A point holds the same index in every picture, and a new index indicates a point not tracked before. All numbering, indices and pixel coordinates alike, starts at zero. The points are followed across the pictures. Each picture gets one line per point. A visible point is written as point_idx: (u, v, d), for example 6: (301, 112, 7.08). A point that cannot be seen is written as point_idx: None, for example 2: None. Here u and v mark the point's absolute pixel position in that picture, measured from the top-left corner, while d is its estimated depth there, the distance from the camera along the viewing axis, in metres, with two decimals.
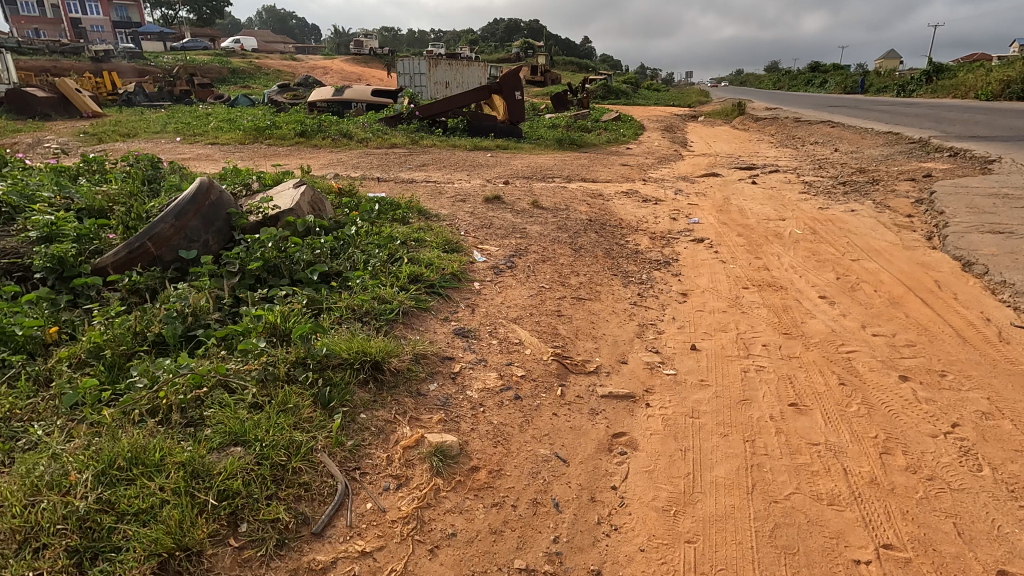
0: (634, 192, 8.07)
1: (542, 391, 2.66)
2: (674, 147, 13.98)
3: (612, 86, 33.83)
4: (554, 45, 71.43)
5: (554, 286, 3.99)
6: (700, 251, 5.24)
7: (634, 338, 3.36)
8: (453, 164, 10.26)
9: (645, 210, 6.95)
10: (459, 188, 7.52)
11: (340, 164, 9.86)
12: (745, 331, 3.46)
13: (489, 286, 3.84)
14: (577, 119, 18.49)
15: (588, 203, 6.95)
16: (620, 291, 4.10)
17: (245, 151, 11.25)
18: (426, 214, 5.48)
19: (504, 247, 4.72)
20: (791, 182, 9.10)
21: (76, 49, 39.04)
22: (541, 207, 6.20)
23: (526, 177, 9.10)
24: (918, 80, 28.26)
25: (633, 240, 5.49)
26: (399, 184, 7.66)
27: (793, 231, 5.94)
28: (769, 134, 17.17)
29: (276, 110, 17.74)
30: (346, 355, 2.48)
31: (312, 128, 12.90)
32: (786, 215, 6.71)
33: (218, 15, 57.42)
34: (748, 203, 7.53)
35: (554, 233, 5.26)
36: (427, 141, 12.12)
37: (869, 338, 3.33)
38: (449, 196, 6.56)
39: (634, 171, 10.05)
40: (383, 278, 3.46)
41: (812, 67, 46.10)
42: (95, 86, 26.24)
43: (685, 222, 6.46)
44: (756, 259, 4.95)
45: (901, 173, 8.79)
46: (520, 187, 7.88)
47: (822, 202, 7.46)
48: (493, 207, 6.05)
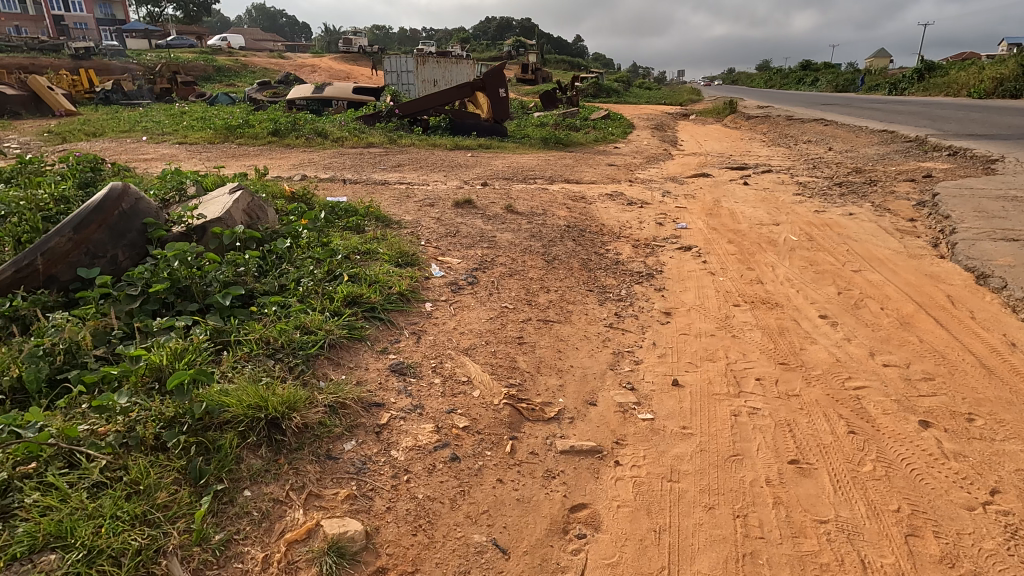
0: (619, 194, 7.59)
1: (487, 448, 2.17)
2: (663, 146, 13.53)
3: (602, 83, 33.39)
4: (546, 42, 70.96)
5: (519, 306, 3.50)
6: (687, 261, 4.77)
7: (606, 372, 2.87)
8: (431, 164, 9.77)
9: (630, 214, 6.48)
10: (431, 191, 7.02)
11: (311, 166, 9.32)
12: (736, 362, 2.98)
13: (443, 307, 3.34)
14: (564, 117, 17.99)
15: (568, 207, 6.47)
16: (595, 310, 3.62)
17: (213, 152, 10.68)
18: (386, 221, 4.98)
19: (468, 258, 4.23)
20: (784, 182, 8.68)
21: (56, 47, 38.11)
22: (515, 212, 5.71)
23: (506, 179, 8.60)
24: (910, 78, 28.02)
25: (613, 249, 5.01)
26: (367, 188, 7.14)
27: (788, 238, 5.48)
28: (761, 132, 16.79)
29: (253, 108, 17.13)
30: (236, 410, 1.97)
31: (286, 127, 12.34)
32: (780, 219, 6.26)
33: (204, 13, 56.46)
34: (740, 206, 7.08)
35: (527, 241, 4.78)
36: (406, 140, 11.62)
37: (879, 370, 2.86)
38: (416, 200, 6.06)
39: (620, 172, 9.57)
40: (314, 302, 2.96)
41: (803, 66, 45.91)
42: (71, 84, 25.44)
43: (672, 227, 5.99)
44: (748, 270, 4.49)
45: (899, 174, 8.38)
46: (497, 190, 7.38)
47: (817, 205, 7.03)
48: (462, 212, 5.56)
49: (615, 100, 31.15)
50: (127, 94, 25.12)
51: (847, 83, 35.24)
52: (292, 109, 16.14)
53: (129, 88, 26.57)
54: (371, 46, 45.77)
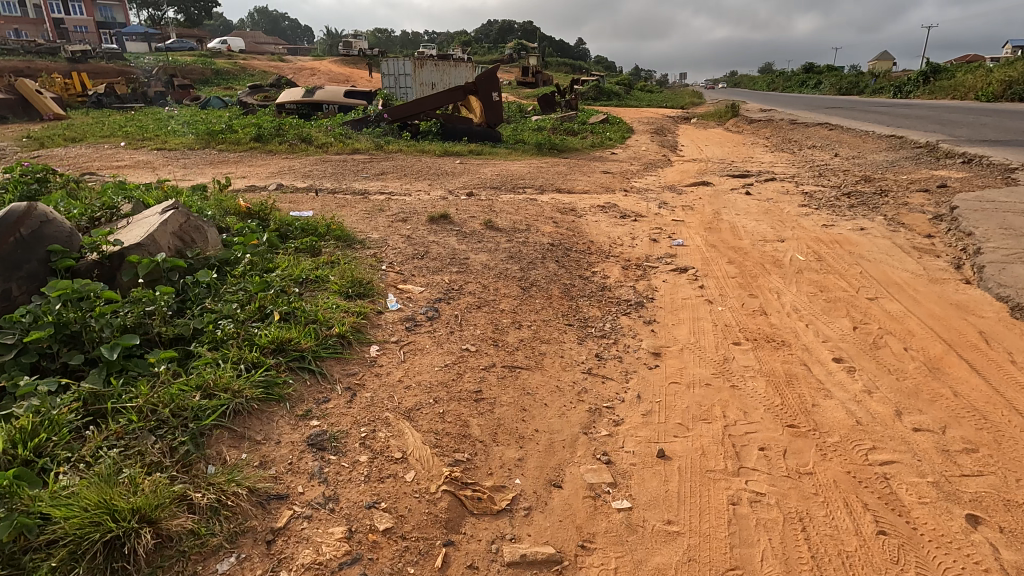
0: (612, 206, 7.10)
1: (412, 563, 1.68)
2: (662, 152, 13.06)
3: (603, 86, 32.91)
4: (547, 46, 70.58)
5: (483, 348, 3.00)
6: (681, 287, 4.27)
7: (578, 438, 2.38)
8: (416, 172, 9.31)
9: (621, 229, 5.99)
10: (409, 203, 6.51)
11: (290, 175, 8.86)
12: (735, 424, 2.48)
13: (392, 351, 2.85)
14: (561, 121, 17.51)
15: (555, 221, 5.98)
16: (572, 352, 3.13)
17: (191, 159, 10.23)
18: (349, 240, 4.50)
19: (432, 286, 3.74)
20: (788, 192, 8.19)
21: (52, 50, 37.80)
22: (495, 228, 5.22)
23: (493, 189, 8.11)
24: (916, 80, 27.47)
25: (600, 272, 4.52)
26: (340, 199, 6.66)
27: (794, 258, 4.99)
28: (764, 137, 16.32)
29: (242, 112, 16.69)
30: (66, 525, 1.49)
31: (270, 133, 11.89)
32: (785, 235, 5.77)
33: (203, 15, 56.20)
34: (741, 219, 6.57)
35: (503, 264, 4.30)
36: (393, 146, 11.17)
37: (909, 436, 2.36)
38: (389, 215, 5.58)
39: (616, 180, 9.07)
40: (229, 351, 2.47)
41: (806, 68, 45.39)
42: (63, 87, 25.00)
43: (667, 244, 5.50)
44: (750, 298, 4.00)
45: (910, 183, 7.87)
46: (481, 201, 6.89)
47: (824, 218, 6.53)
48: (436, 228, 5.08)
49: (615, 103, 30.66)
50: (119, 97, 24.77)
51: (851, 86, 34.71)
52: (282, 112, 15.68)
53: (123, 91, 26.18)
54: (370, 48, 45.37)
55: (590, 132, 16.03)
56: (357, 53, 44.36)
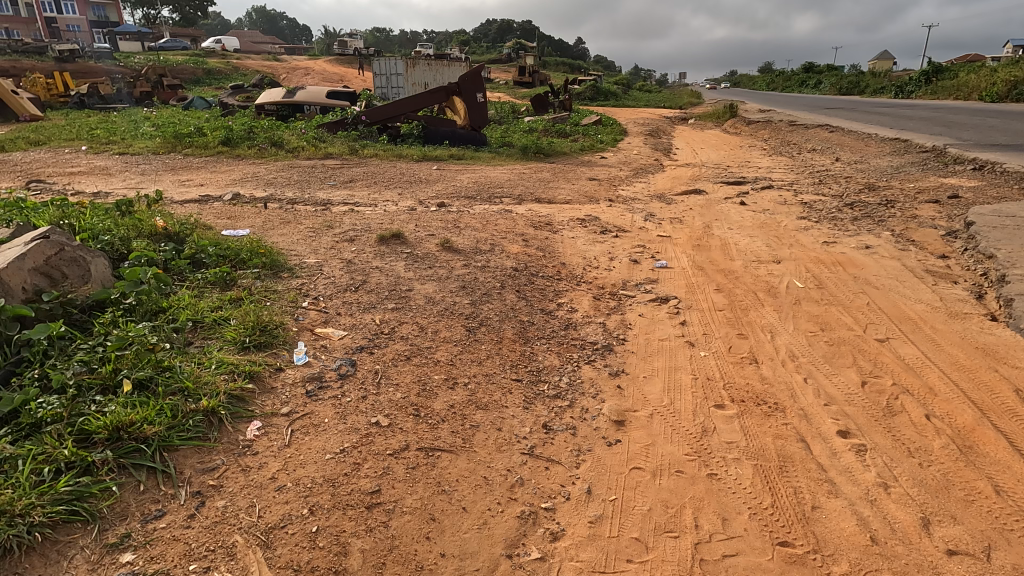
0: (593, 218, 6.49)
1: None
2: (654, 156, 12.47)
3: (600, 86, 32.24)
4: (545, 45, 69.88)
5: (398, 419, 2.39)
6: (660, 323, 3.66)
7: (497, 566, 1.78)
8: (388, 178, 8.72)
9: (600, 247, 5.37)
10: (368, 218, 5.90)
11: (251, 183, 8.29)
12: (710, 541, 1.88)
13: (277, 428, 2.24)
14: (552, 123, 16.88)
15: (525, 238, 5.36)
16: (513, 420, 2.51)
17: (152, 167, 9.61)
18: (276, 268, 3.89)
19: (358, 328, 3.14)
20: (786, 202, 7.60)
21: (40, 48, 37.10)
22: (453, 250, 4.61)
23: (467, 200, 7.49)
24: (917, 80, 26.84)
25: (567, 304, 3.89)
26: (292, 213, 6.04)
27: (791, 284, 4.38)
28: (762, 139, 15.75)
29: (220, 113, 16.03)
30: None
31: (241, 137, 11.27)
32: (781, 255, 5.16)
33: (196, 14, 55.45)
34: (734, 235, 5.96)
35: (452, 296, 3.69)
36: (369, 150, 10.57)
37: (941, 567, 1.77)
38: (336, 233, 4.96)
39: (602, 188, 8.45)
40: (38, 444, 1.87)
41: (805, 68, 44.79)
42: (45, 86, 24.24)
43: (649, 266, 4.89)
44: (738, 340, 3.39)
45: (917, 194, 7.28)
46: (449, 215, 6.27)
47: (825, 234, 5.93)
48: (384, 250, 4.48)
49: (612, 104, 30.02)
50: (101, 97, 24.09)
51: (852, 87, 34.11)
52: (261, 114, 15.04)
53: (107, 91, 25.47)
54: (363, 48, 44.71)
55: (581, 134, 15.40)
56: (351, 52, 43.72)
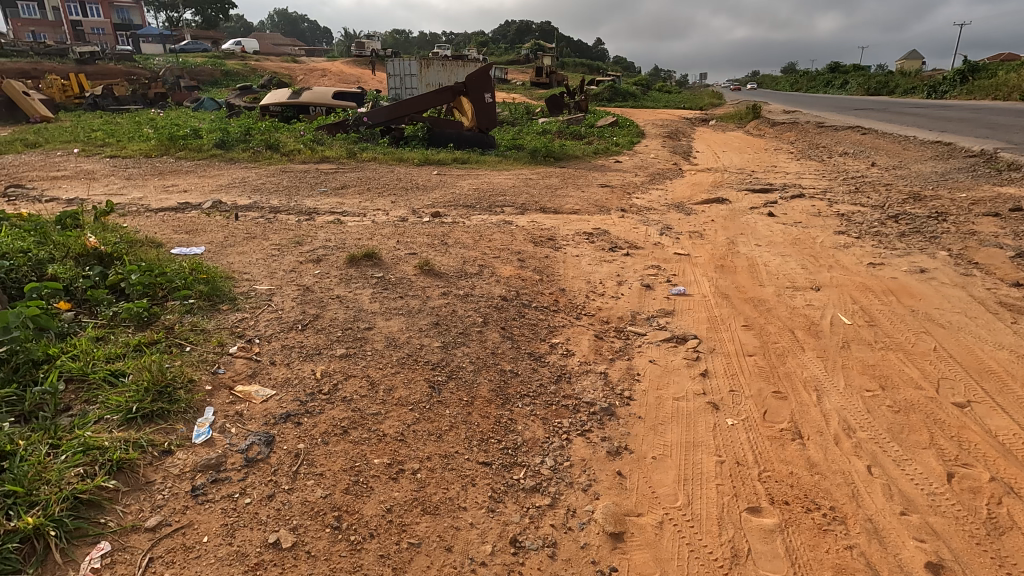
0: (601, 232, 5.79)
1: None
2: (673, 159, 11.72)
3: (617, 86, 31.42)
4: (563, 46, 69.12)
5: (308, 536, 1.73)
6: (675, 375, 2.96)
7: None
8: (385, 184, 8.14)
9: (607, 269, 4.67)
10: (348, 232, 5.27)
11: (237, 190, 7.76)
12: None
13: (130, 555, 1.61)
14: (566, 124, 16.19)
15: (521, 257, 4.68)
16: (470, 533, 1.84)
17: (140, 171, 9.15)
18: (214, 299, 3.27)
19: (291, 384, 2.49)
20: (820, 212, 6.83)
21: (62, 51, 37.49)
22: (433, 273, 3.95)
23: (465, 209, 6.84)
24: (952, 80, 25.56)
25: (561, 346, 3.20)
26: (265, 225, 5.44)
27: (836, 319, 3.64)
28: (789, 141, 14.86)
29: (225, 115, 15.63)
30: None
31: (237, 139, 10.79)
32: (820, 280, 4.41)
33: (217, 17, 55.91)
34: (763, 253, 5.21)
35: (420, 336, 3.03)
36: (368, 154, 10.00)
37: None
38: (303, 250, 4.33)
39: (614, 196, 7.72)
40: None
41: (831, 68, 43.38)
42: (62, 88, 24.31)
43: (664, 293, 4.17)
44: (774, 402, 2.68)
45: (972, 205, 6.44)
46: (440, 228, 5.61)
47: (868, 253, 5.16)
48: (352, 274, 3.84)
49: (630, 104, 29.21)
50: (116, 100, 23.97)
51: (881, 86, 32.78)
52: (266, 115, 14.58)
53: (122, 92, 25.43)
54: (380, 49, 44.51)
55: (596, 137, 14.65)
56: (367, 53, 43.49)
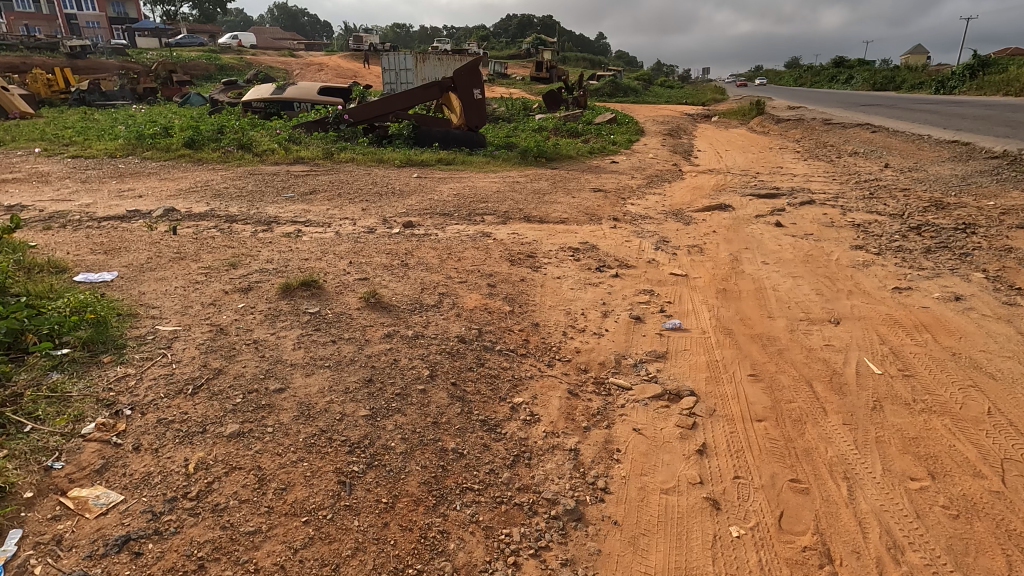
0: (589, 246, 5.15)
1: None
2: (673, 159, 11.08)
3: (618, 81, 30.70)
4: (564, 41, 68.21)
5: None
6: (665, 453, 2.33)
7: None
8: (359, 188, 7.52)
9: (591, 295, 4.03)
10: (300, 248, 4.64)
11: (198, 196, 7.15)
12: None
13: None
14: (563, 121, 15.52)
15: (491, 281, 4.05)
16: None
17: (100, 173, 8.53)
18: (96, 349, 2.65)
19: (150, 482, 1.87)
20: (833, 222, 6.20)
21: (52, 44, 36.79)
22: (381, 307, 3.32)
23: (441, 218, 6.20)
24: (960, 75, 24.80)
25: (524, 409, 2.58)
26: (208, 239, 4.81)
27: (863, 367, 3.01)
28: (795, 139, 14.21)
29: (206, 111, 14.95)
30: None
31: (209, 138, 10.16)
32: (839, 311, 3.77)
33: (214, 10, 55.21)
34: (771, 274, 4.57)
35: (342, 401, 2.40)
36: (346, 154, 9.36)
37: None
38: (233, 276, 3.71)
39: (607, 202, 7.07)
40: None
41: (835, 62, 42.56)
42: (47, 83, 23.67)
43: (655, 327, 3.54)
44: (793, 499, 2.06)
45: (1002, 215, 5.80)
46: (406, 242, 4.98)
47: (892, 274, 4.52)
48: (282, 308, 3.21)
49: (631, 100, 28.50)
50: (103, 95, 23.32)
51: (887, 81, 31.99)
52: (247, 112, 13.94)
53: (109, 87, 24.72)
54: (377, 43, 43.78)
55: (593, 134, 13.98)
56: (365, 46, 42.69)
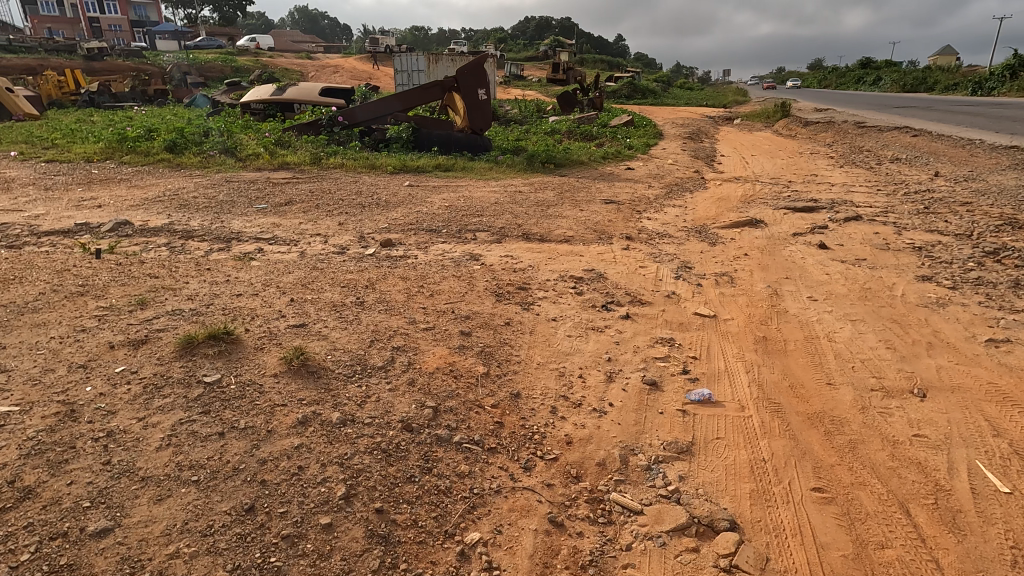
0: (595, 275, 4.27)
1: None
2: (695, 165, 10.15)
3: (636, 83, 29.75)
4: (581, 43, 67.37)
5: None
6: None
7: None
8: (342, 198, 6.73)
9: (594, 346, 3.15)
10: (242, 276, 3.82)
11: (162, 206, 6.42)
12: None
13: None
14: (576, 123, 14.64)
15: (466, 326, 3.18)
16: None
17: (69, 178, 7.87)
18: None
19: None
20: (888, 243, 5.24)
21: (70, 46, 36.89)
22: (305, 373, 2.47)
23: (425, 235, 5.37)
24: (999, 76, 23.39)
25: (479, 558, 1.72)
26: (137, 263, 4.02)
27: (981, 480, 2.10)
28: (826, 143, 13.14)
29: (205, 113, 14.36)
30: None
31: (192, 141, 9.48)
32: (924, 376, 2.85)
33: (233, 13, 55.44)
34: (822, 316, 3.64)
35: (189, 558, 1.56)
36: (335, 159, 8.59)
37: None
38: (133, 321, 2.90)
39: (619, 217, 6.18)
40: None
41: (862, 63, 41.02)
42: (57, 84, 23.41)
43: (677, 400, 2.65)
44: None
45: None
46: (375, 269, 4.16)
47: (978, 317, 3.57)
48: (169, 375, 2.38)
49: (649, 101, 27.52)
50: (113, 95, 22.96)
51: (918, 82, 30.56)
52: (244, 113, 13.30)
53: (120, 88, 24.38)
54: (393, 43, 43.35)
55: (608, 137, 13.09)
56: (381, 47, 42.25)
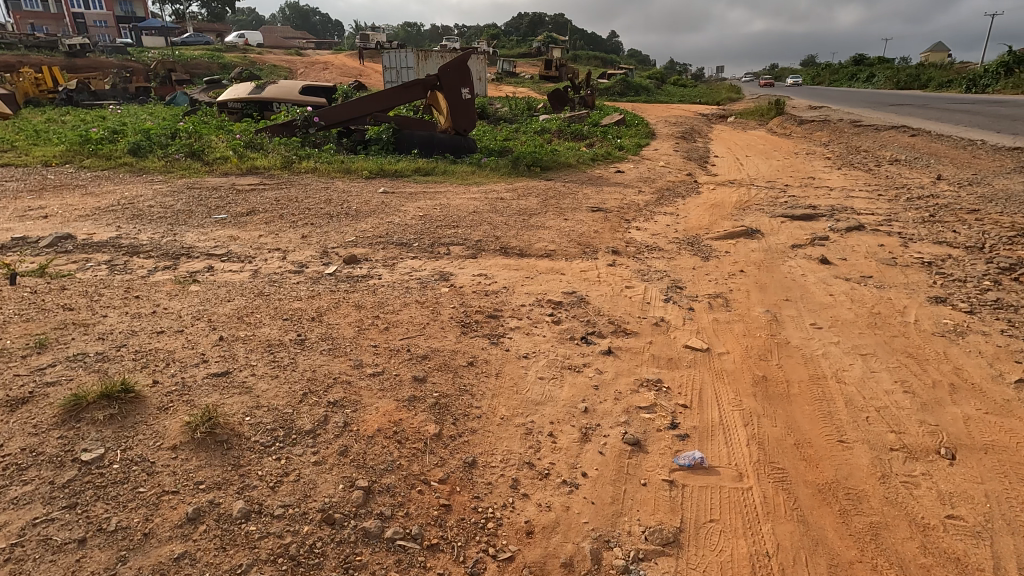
0: (575, 299, 3.84)
1: None
2: (687, 167, 9.75)
3: (629, 80, 29.31)
4: (574, 40, 66.84)
5: None
6: None
7: None
8: (309, 207, 6.27)
9: (568, 392, 2.71)
10: (174, 304, 3.36)
11: (113, 216, 5.94)
12: None
13: None
14: (566, 122, 14.19)
15: (421, 370, 2.74)
16: None
17: (21, 185, 7.36)
18: None
19: None
20: (894, 257, 4.84)
21: (51, 42, 36.00)
22: (212, 444, 2.03)
23: (393, 250, 4.92)
24: (994, 72, 23.09)
25: None
26: (58, 290, 3.56)
27: None
28: (822, 143, 12.76)
29: (180, 112, 13.79)
30: None
31: (159, 143, 8.97)
32: (950, 430, 2.45)
33: (221, 9, 54.53)
34: (829, 349, 3.23)
35: None
36: (308, 163, 8.12)
37: None
38: (20, 372, 2.45)
39: (606, 227, 5.75)
40: None
41: (856, 60, 40.73)
42: (34, 82, 22.70)
43: (663, 468, 2.23)
44: None
45: None
46: (329, 293, 3.71)
47: (1002, 351, 3.17)
48: (39, 451, 1.94)
49: (641, 99, 27.10)
50: (92, 93, 22.29)
51: (913, 78, 30.27)
52: (220, 112, 12.76)
53: (100, 87, 23.71)
54: (382, 40, 42.70)
55: (598, 137, 12.66)
56: (371, 44, 41.61)
